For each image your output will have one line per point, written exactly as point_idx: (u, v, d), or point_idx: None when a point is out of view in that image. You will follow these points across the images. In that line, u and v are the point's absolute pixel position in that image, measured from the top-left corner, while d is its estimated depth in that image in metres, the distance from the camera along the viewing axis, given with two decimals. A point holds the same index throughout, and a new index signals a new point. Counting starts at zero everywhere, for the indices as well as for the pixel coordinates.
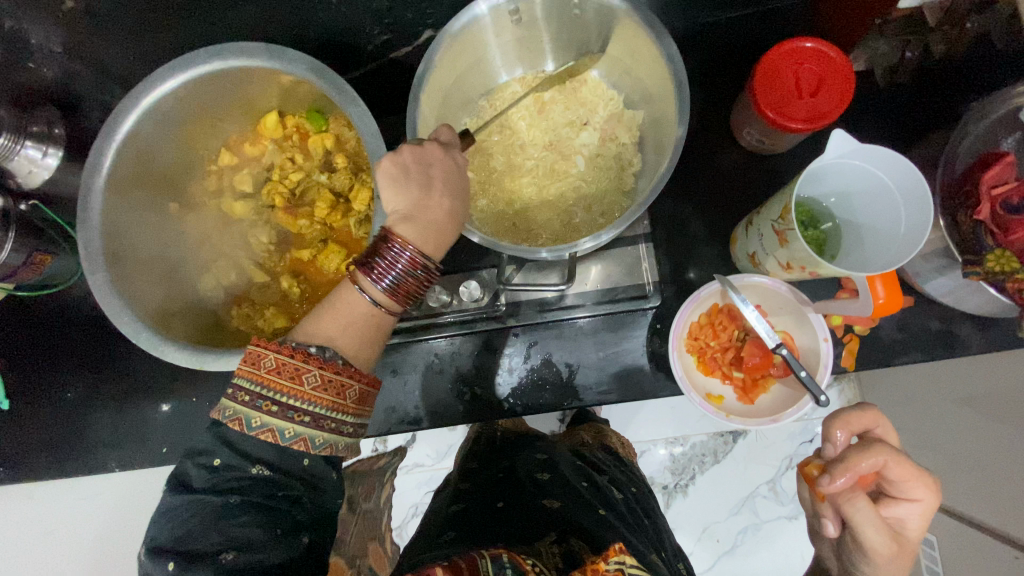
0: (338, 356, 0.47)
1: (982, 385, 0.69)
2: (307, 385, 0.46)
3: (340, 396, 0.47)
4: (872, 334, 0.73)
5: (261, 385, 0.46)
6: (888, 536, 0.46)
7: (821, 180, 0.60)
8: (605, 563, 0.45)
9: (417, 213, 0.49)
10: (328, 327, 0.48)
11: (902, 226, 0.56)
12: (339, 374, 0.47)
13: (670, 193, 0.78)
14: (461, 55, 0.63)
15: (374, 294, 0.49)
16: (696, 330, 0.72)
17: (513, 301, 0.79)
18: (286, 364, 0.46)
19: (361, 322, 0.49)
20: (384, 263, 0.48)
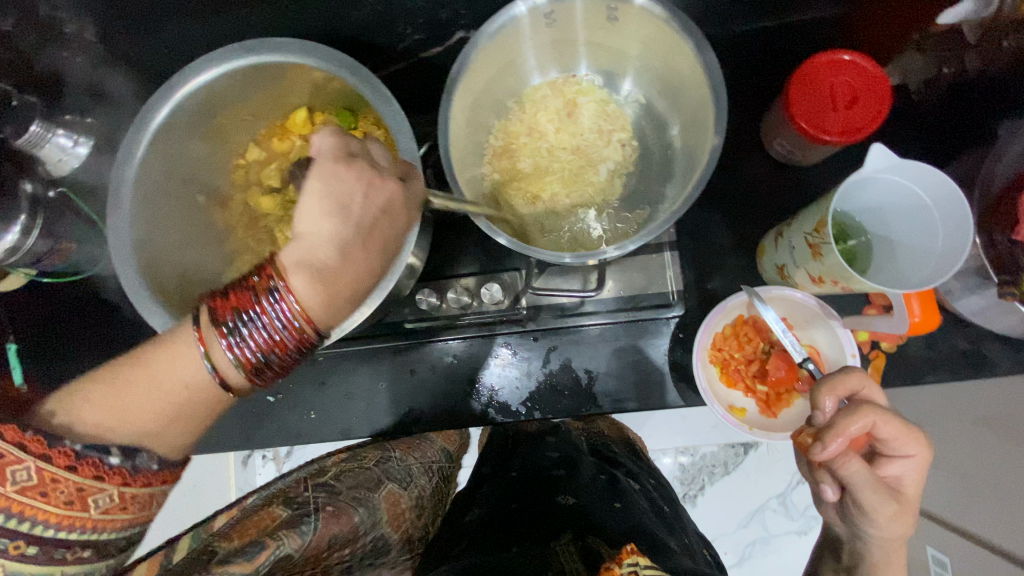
0: (150, 462, 0.41)
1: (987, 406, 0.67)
2: (93, 509, 0.38)
3: (137, 509, 0.41)
4: (899, 352, 0.72)
5: (9, 514, 0.35)
6: (886, 497, 0.44)
7: (854, 194, 0.59)
8: (620, 566, 0.42)
9: (334, 266, 0.44)
10: (128, 423, 0.40)
11: (940, 243, 0.55)
12: (138, 487, 0.41)
13: (696, 203, 0.77)
14: (495, 56, 0.63)
15: (222, 366, 0.42)
16: (720, 341, 0.71)
17: (534, 304, 0.78)
18: (61, 481, 0.37)
19: (173, 399, 0.42)
20: (249, 316, 0.42)
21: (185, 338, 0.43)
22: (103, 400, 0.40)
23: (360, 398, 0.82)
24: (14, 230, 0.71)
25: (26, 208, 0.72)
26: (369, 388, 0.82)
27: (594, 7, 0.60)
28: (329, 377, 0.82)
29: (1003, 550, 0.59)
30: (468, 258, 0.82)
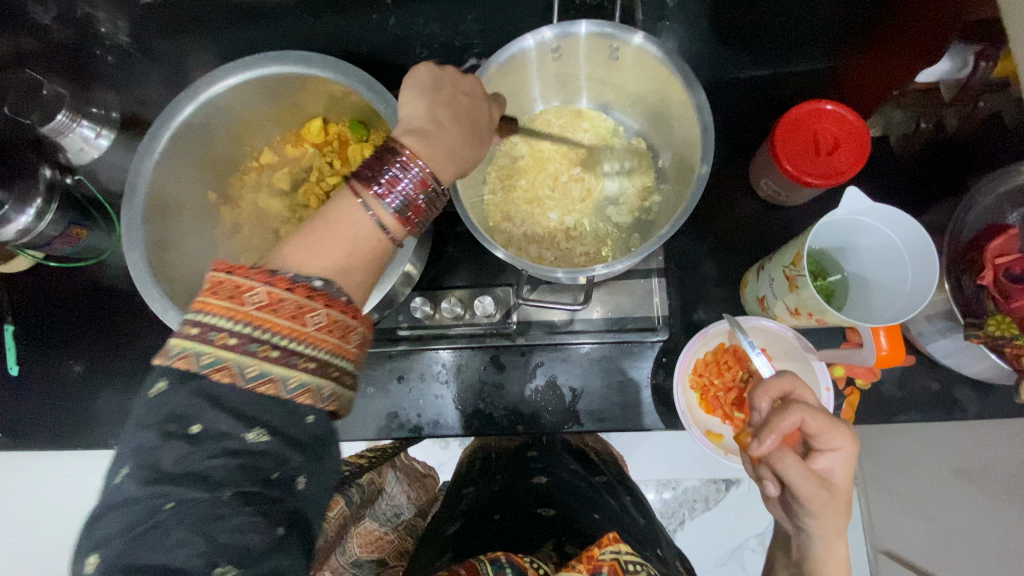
0: (343, 293, 0.42)
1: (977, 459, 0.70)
2: (310, 327, 0.40)
3: (341, 339, 0.41)
4: (874, 391, 0.74)
5: (251, 326, 0.38)
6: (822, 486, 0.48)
7: (830, 234, 0.63)
8: (601, 551, 0.54)
9: (423, 128, 0.48)
10: (329, 257, 0.42)
11: (908, 284, 0.59)
12: (342, 312, 0.41)
13: (685, 235, 0.81)
14: (503, 85, 0.67)
15: (380, 213, 0.45)
16: (700, 366, 0.74)
17: (524, 320, 0.81)
18: (285, 299, 0.39)
19: (364, 249, 0.44)
20: (390, 180, 0.45)
21: (347, 201, 0.45)
22: (305, 247, 0.42)
23: (347, 401, 0.84)
24: (27, 214, 0.71)
25: (43, 190, 0.72)
26: (354, 393, 0.84)
27: (597, 45, 0.64)
28: None
29: None
30: (463, 270, 0.85)
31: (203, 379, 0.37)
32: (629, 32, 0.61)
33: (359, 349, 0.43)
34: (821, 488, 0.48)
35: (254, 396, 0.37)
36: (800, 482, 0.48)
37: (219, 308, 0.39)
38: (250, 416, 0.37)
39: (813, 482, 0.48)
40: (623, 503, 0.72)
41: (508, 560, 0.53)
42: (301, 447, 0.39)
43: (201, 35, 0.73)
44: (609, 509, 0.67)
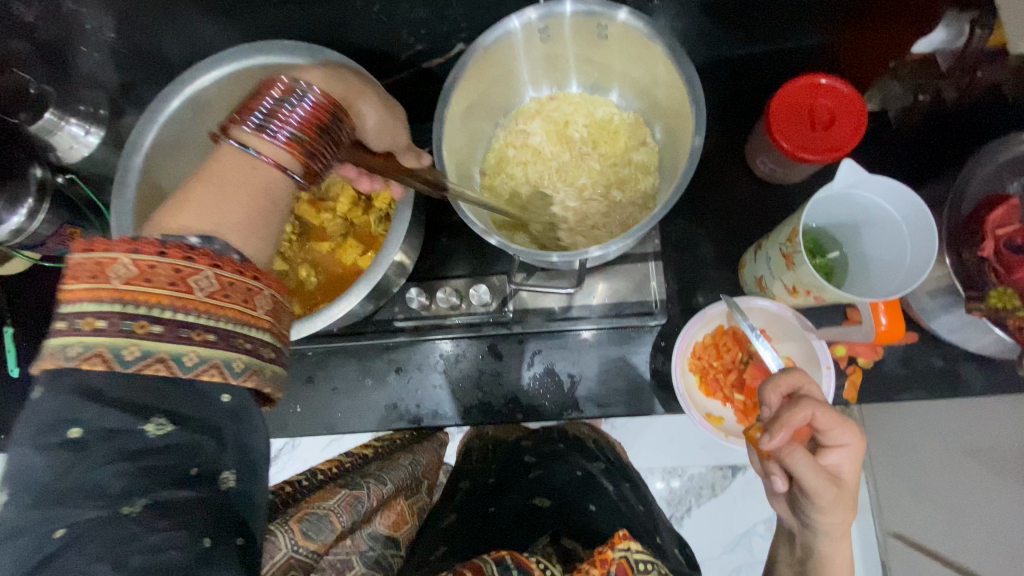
0: (231, 251, 0.39)
1: (980, 436, 0.74)
2: (198, 293, 0.37)
3: (242, 305, 0.39)
4: (877, 369, 0.73)
5: (123, 302, 0.36)
6: (830, 481, 0.48)
7: (826, 209, 0.62)
8: (612, 551, 0.47)
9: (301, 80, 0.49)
10: (201, 215, 0.40)
11: (908, 257, 0.57)
12: (233, 271, 0.39)
13: (681, 217, 0.80)
14: (492, 68, 0.67)
15: (270, 149, 0.44)
16: (699, 349, 0.73)
17: (520, 308, 0.80)
18: (158, 265, 0.36)
19: (244, 193, 0.42)
20: (270, 110, 0.45)
21: (224, 151, 0.44)
22: (174, 209, 0.40)
23: (346, 393, 0.83)
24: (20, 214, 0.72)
25: (34, 190, 0.73)
26: (352, 384, 0.83)
27: (583, 23, 0.63)
28: (317, 372, 0.84)
29: None
30: (459, 260, 0.84)
31: (72, 373, 0.35)
32: (615, 8, 0.59)
33: (270, 314, 0.41)
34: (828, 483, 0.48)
35: (139, 379, 0.35)
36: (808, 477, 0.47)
37: (94, 291, 0.36)
38: (144, 408, 0.35)
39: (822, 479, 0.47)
40: (619, 492, 0.74)
41: (514, 560, 0.44)
42: (212, 433, 0.37)
43: (186, 28, 0.73)
44: (604, 503, 0.67)
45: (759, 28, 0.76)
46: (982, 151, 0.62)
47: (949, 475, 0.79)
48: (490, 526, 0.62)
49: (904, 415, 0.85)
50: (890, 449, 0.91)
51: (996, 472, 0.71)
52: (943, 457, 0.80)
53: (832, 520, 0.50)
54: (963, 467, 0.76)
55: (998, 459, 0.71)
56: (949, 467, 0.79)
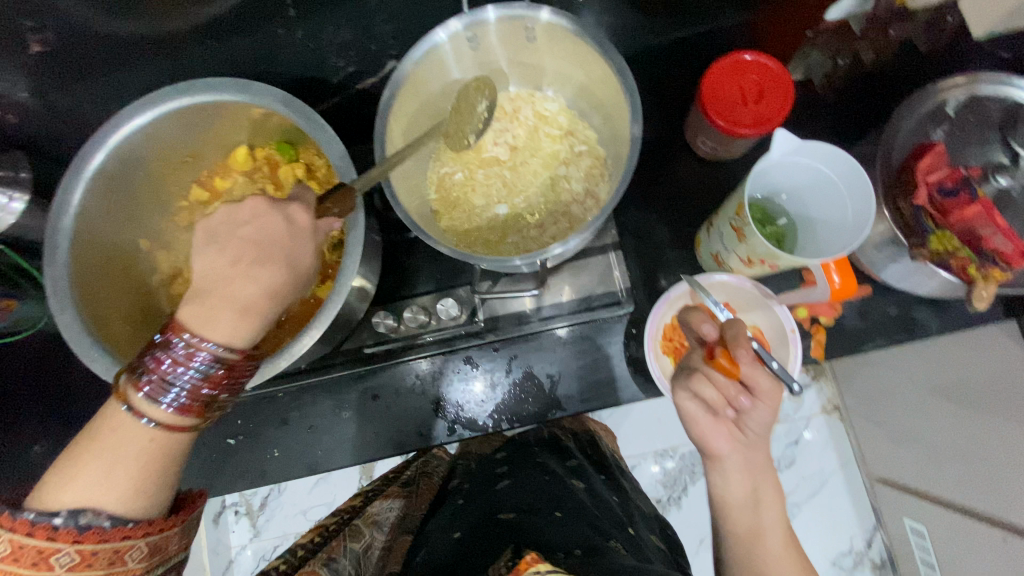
0: (101, 518, 0.41)
1: (945, 373, 0.82)
2: (58, 567, 0.40)
3: (110, 563, 0.41)
4: (839, 325, 0.75)
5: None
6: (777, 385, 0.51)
7: (768, 179, 0.63)
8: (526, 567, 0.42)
9: (204, 288, 0.47)
10: (81, 483, 0.41)
11: (849, 213, 0.59)
12: (96, 543, 0.40)
13: (634, 204, 0.81)
14: (426, 82, 0.67)
15: (157, 414, 0.44)
16: (669, 331, 0.74)
17: (491, 315, 0.80)
18: (24, 548, 0.39)
19: (130, 456, 0.43)
20: (178, 371, 0.45)
21: (118, 408, 0.44)
22: (65, 477, 0.42)
23: (325, 429, 0.81)
24: None
25: None
26: (330, 418, 0.81)
27: (508, 29, 0.64)
28: (290, 413, 0.81)
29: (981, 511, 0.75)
30: (423, 275, 0.83)
31: None
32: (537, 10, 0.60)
33: (141, 559, 0.43)
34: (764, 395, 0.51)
35: None
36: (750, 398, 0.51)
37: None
38: None
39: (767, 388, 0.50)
40: (595, 486, 0.71)
41: None
42: None
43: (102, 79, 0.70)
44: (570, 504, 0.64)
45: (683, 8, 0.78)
46: (903, 105, 0.64)
47: (917, 417, 0.86)
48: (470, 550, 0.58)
49: (872, 364, 0.91)
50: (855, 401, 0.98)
51: (964, 406, 0.79)
52: (910, 400, 0.87)
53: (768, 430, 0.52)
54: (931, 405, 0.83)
55: (967, 392, 0.79)
56: (916, 409, 0.86)
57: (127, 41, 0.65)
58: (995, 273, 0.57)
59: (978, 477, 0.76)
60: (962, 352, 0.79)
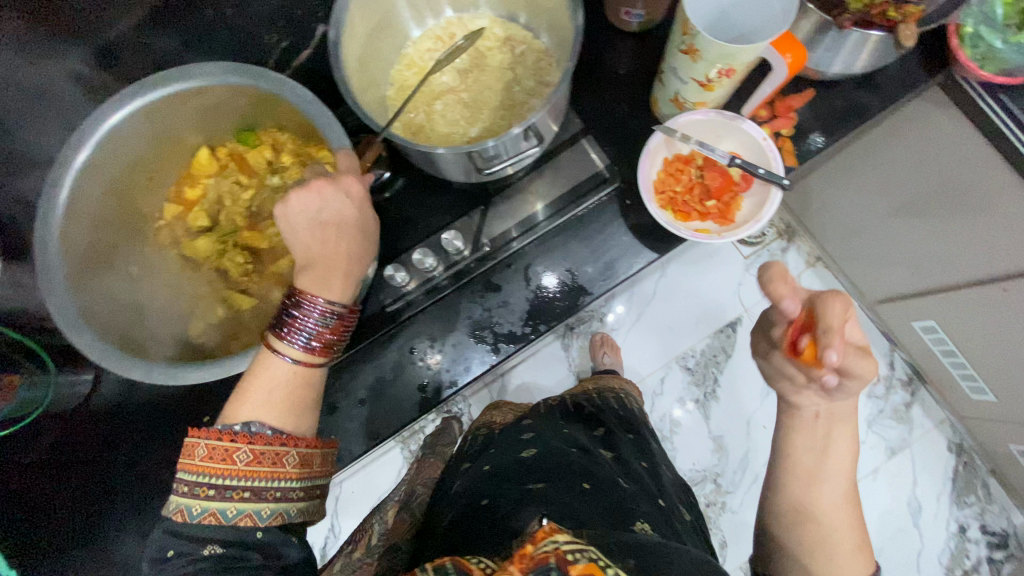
0: (265, 427, 0.55)
1: (898, 193, 1.17)
2: (239, 462, 0.54)
3: (272, 465, 0.55)
4: (800, 131, 0.81)
5: (202, 473, 0.53)
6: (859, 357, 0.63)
7: (700, 6, 0.69)
8: (536, 546, 0.41)
9: (311, 261, 0.61)
10: (253, 403, 0.57)
11: (777, 3, 0.65)
12: (264, 445, 0.55)
13: (586, 93, 0.85)
14: (363, 22, 0.69)
15: (295, 352, 0.58)
16: (659, 185, 0.78)
17: (495, 235, 0.82)
18: (218, 446, 0.53)
19: (284, 383, 0.58)
20: (302, 324, 0.58)
21: (268, 353, 0.59)
22: (239, 400, 0.57)
23: (373, 399, 0.80)
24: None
25: None
26: (374, 389, 0.80)
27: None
28: (336, 397, 0.80)
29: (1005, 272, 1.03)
30: (415, 227, 0.83)
31: (170, 517, 0.53)
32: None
33: (296, 466, 0.57)
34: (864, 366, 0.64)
35: (200, 524, 0.52)
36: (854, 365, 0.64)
37: (194, 465, 0.54)
38: (202, 539, 0.52)
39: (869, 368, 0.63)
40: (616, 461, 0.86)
41: (453, 561, 0.42)
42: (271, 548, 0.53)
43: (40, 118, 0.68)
44: (600, 481, 0.73)
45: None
46: None
47: (892, 228, 1.26)
48: (489, 516, 0.67)
49: (851, 197, 1.32)
50: (843, 233, 1.42)
51: (922, 212, 1.14)
52: (884, 218, 1.26)
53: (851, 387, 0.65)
54: (902, 218, 1.21)
55: (922, 203, 1.13)
56: (890, 222, 1.25)
57: (62, 66, 0.64)
58: (909, 10, 0.64)
59: (964, 255, 1.10)
60: (866, 183, 1.23)
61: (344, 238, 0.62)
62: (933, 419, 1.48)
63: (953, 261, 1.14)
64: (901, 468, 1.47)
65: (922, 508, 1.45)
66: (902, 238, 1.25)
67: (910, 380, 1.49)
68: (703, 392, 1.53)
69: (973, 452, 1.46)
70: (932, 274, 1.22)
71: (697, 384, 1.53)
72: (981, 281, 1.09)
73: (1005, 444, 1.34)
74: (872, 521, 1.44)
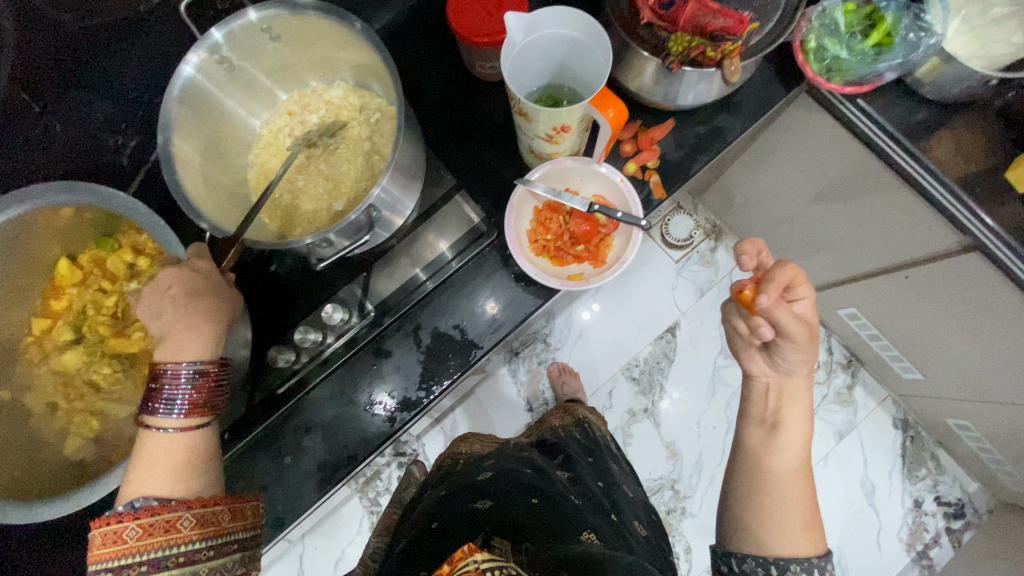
0: (149, 500, 0.55)
1: (802, 187, 1.17)
2: (131, 540, 0.53)
3: (168, 531, 0.54)
4: (665, 162, 0.83)
5: (101, 563, 0.52)
6: (799, 326, 0.64)
7: (532, 62, 0.69)
8: (454, 565, 0.49)
9: (170, 332, 0.63)
10: (139, 481, 0.58)
11: (600, 55, 0.65)
12: (152, 517, 0.54)
13: (457, 146, 0.85)
14: (200, 117, 0.68)
15: (172, 422, 0.61)
16: (532, 234, 0.80)
17: (379, 301, 0.81)
18: (109, 528, 0.53)
19: (164, 453, 0.60)
20: (170, 389, 0.61)
21: (146, 429, 0.61)
22: (134, 479, 0.58)
23: (275, 484, 0.79)
24: None
25: None
26: (273, 474, 0.79)
27: (244, 39, 0.66)
28: (237, 486, 0.79)
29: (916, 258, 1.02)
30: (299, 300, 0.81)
31: None
32: (250, 12, 0.63)
33: (194, 527, 0.56)
34: (805, 326, 0.65)
35: None
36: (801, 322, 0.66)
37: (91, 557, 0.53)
38: None
39: (802, 326, 0.64)
40: (574, 483, 0.84)
41: None
42: None
43: None
44: (544, 499, 0.72)
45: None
46: None
47: (807, 220, 1.25)
48: (444, 528, 0.70)
49: (762, 195, 1.32)
50: (765, 226, 1.42)
51: (826, 203, 1.13)
52: (796, 213, 1.26)
53: (796, 359, 0.68)
54: (812, 211, 1.21)
55: (830, 198, 1.10)
56: (805, 216, 1.24)
57: None
58: (730, 46, 0.64)
59: (866, 246, 1.12)
60: (770, 183, 1.24)
61: (198, 316, 0.64)
62: (875, 398, 1.51)
63: (868, 249, 1.13)
64: (851, 450, 1.49)
65: (876, 488, 1.47)
66: (818, 228, 1.23)
67: (849, 362, 1.53)
68: (650, 400, 1.54)
69: (919, 426, 1.49)
70: (847, 264, 1.23)
71: (644, 393, 1.54)
72: (891, 269, 1.11)
73: (941, 418, 1.37)
74: (829, 507, 1.46)
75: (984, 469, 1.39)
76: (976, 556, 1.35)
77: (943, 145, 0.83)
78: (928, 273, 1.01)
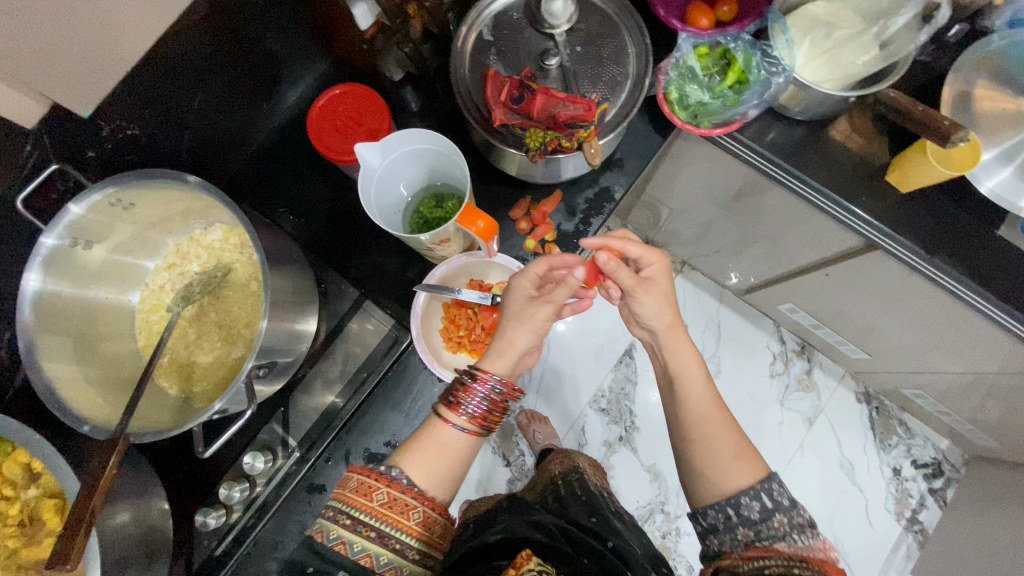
0: (404, 475, 0.61)
1: (713, 201, 1.17)
2: (375, 501, 0.60)
3: (401, 514, 0.60)
4: (561, 232, 0.83)
5: (370, 514, 0.59)
6: (648, 289, 0.73)
7: (396, 178, 0.68)
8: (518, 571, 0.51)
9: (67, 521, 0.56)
10: (412, 464, 0.62)
11: (458, 162, 0.65)
12: (401, 491, 0.60)
13: (354, 255, 0.83)
14: (64, 308, 0.65)
15: (462, 424, 0.65)
16: (444, 335, 0.78)
17: (304, 434, 0.79)
18: (361, 480, 0.60)
19: (445, 438, 0.64)
20: (471, 399, 0.64)
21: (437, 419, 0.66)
22: (410, 451, 0.63)
23: None
24: None
25: None
26: None
27: (84, 229, 0.63)
28: None
29: (830, 255, 1.04)
30: (219, 456, 0.77)
31: None
32: (70, 208, 0.60)
33: (420, 522, 0.61)
34: (655, 291, 0.74)
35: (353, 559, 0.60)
36: (630, 278, 0.71)
37: (343, 494, 0.61)
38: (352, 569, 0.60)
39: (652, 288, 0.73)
40: (588, 547, 0.66)
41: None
42: None
43: None
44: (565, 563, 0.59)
45: (258, 78, 0.81)
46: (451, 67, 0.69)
47: (727, 228, 1.26)
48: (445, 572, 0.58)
49: (683, 209, 1.33)
50: (693, 237, 1.44)
51: (743, 212, 1.13)
52: (718, 223, 1.27)
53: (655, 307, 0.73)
54: (730, 221, 1.22)
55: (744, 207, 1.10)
56: (726, 225, 1.26)
57: None
58: (583, 133, 0.65)
59: (785, 247, 1.15)
60: (685, 200, 1.25)
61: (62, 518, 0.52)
62: (834, 376, 1.55)
63: (790, 248, 1.13)
64: (823, 434, 1.51)
65: (854, 466, 1.49)
66: (742, 231, 1.23)
67: (802, 347, 1.56)
68: (623, 427, 1.54)
69: (881, 395, 1.53)
70: (775, 264, 1.26)
71: (616, 421, 1.55)
72: (812, 266, 1.13)
73: (898, 387, 1.41)
74: (816, 496, 1.47)
75: (948, 428, 1.44)
76: (964, 514, 1.39)
77: (824, 160, 0.85)
78: (844, 267, 1.03)
